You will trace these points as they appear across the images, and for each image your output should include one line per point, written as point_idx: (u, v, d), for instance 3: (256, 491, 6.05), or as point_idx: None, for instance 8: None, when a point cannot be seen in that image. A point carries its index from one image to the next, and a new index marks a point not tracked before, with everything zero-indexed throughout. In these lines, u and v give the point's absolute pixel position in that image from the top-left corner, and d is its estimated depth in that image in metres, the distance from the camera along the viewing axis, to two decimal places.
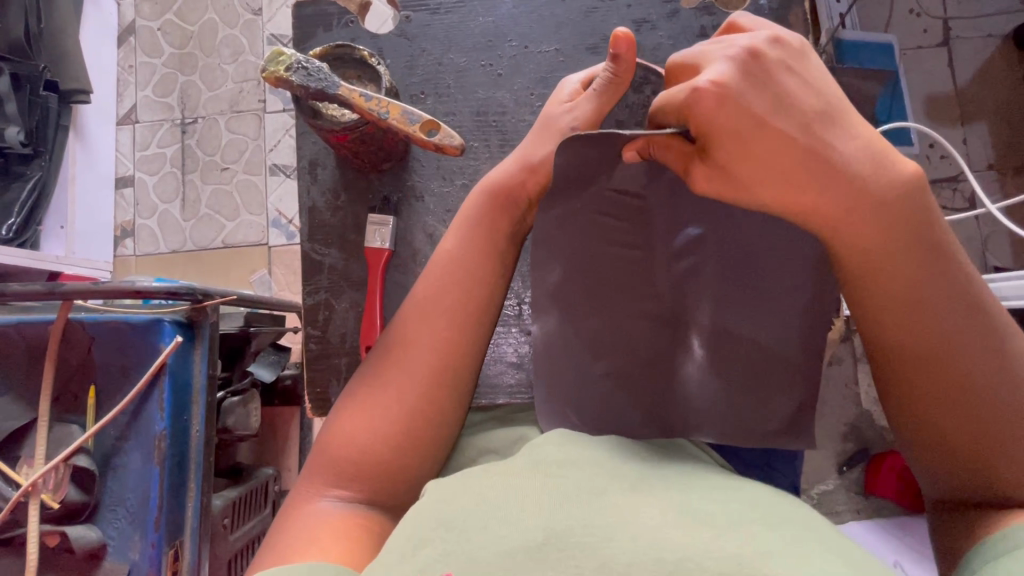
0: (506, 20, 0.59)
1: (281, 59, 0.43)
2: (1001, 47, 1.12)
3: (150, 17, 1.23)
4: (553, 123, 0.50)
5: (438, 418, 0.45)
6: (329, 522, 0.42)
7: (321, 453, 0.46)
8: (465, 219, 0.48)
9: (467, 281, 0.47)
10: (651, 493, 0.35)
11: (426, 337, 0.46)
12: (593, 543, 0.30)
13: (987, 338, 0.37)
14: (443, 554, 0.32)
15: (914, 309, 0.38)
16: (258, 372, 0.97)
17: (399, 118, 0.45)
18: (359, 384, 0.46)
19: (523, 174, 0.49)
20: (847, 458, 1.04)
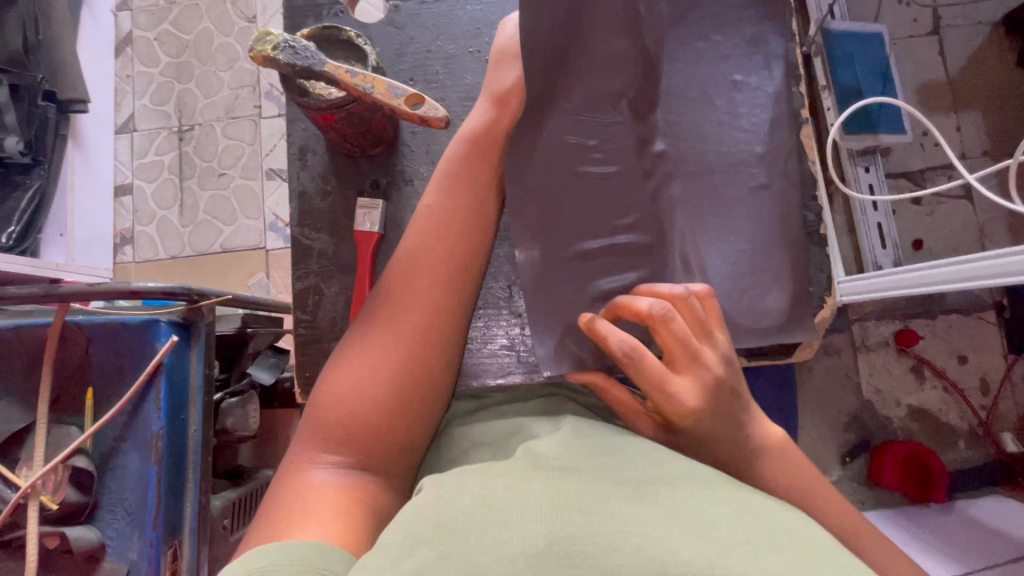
0: (492, 8, 0.59)
1: (269, 38, 0.43)
2: (992, 34, 1.13)
3: (147, 27, 1.25)
4: (508, 49, 0.52)
5: (428, 375, 0.46)
6: (324, 494, 0.41)
7: (310, 422, 0.45)
8: (444, 173, 0.50)
9: (451, 233, 0.49)
10: (655, 503, 0.35)
11: (413, 294, 0.47)
12: (597, 554, 0.30)
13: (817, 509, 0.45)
14: (438, 555, 0.31)
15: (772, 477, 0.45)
16: (258, 376, 0.94)
17: (384, 93, 0.46)
18: (347, 346, 0.47)
19: (496, 113, 0.51)
20: (849, 448, 1.03)
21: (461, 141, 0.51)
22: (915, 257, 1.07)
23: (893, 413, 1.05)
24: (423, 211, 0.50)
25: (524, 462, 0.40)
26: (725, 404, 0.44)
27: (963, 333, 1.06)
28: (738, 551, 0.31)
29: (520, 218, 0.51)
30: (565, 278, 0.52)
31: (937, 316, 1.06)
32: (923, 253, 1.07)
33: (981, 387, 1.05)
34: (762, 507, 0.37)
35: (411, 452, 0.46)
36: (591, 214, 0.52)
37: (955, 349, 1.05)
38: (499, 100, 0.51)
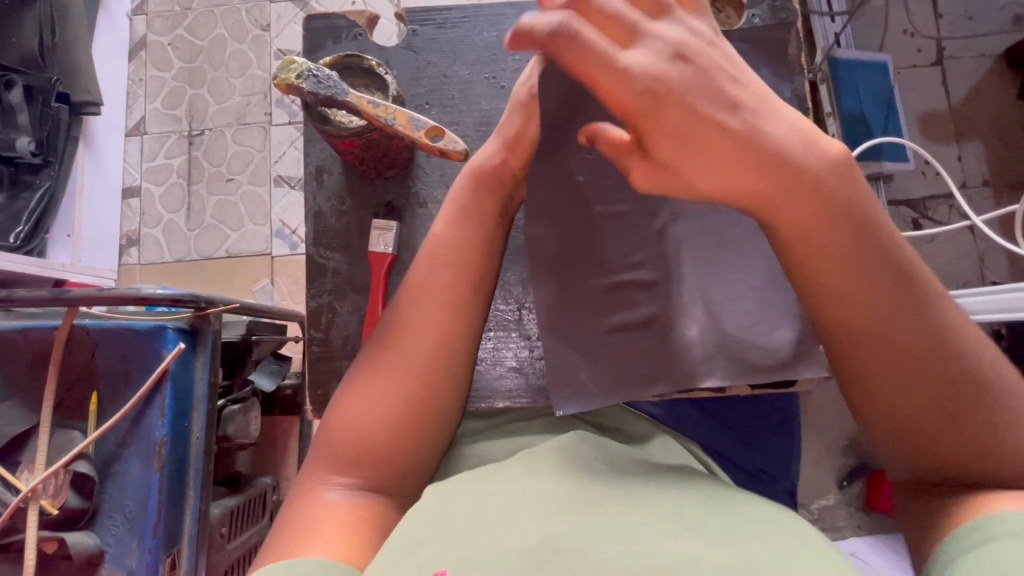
0: (509, 34, 0.60)
1: (292, 67, 0.45)
2: (993, 67, 1.14)
3: (161, 31, 1.26)
4: (519, 97, 0.53)
5: (436, 401, 0.46)
6: (335, 514, 0.42)
7: (323, 444, 0.46)
8: (453, 203, 0.50)
9: (459, 261, 0.48)
10: (656, 504, 0.36)
11: (421, 322, 0.47)
12: (583, 547, 0.31)
13: (909, 303, 0.37)
14: (440, 553, 0.32)
15: (897, 361, 0.37)
16: (258, 381, 0.97)
17: (405, 124, 0.47)
18: (358, 369, 0.47)
19: (504, 152, 0.52)
20: (848, 472, 1.04)
21: (466, 176, 0.51)
22: None
23: None
24: (431, 241, 0.49)
25: (521, 465, 0.41)
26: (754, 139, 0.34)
27: None
28: (724, 545, 0.31)
29: (538, 251, 0.53)
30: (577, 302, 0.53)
31: None
32: None
33: None
34: (761, 504, 0.37)
35: (421, 474, 0.46)
36: (603, 242, 0.54)
37: None
38: (510, 140, 0.52)
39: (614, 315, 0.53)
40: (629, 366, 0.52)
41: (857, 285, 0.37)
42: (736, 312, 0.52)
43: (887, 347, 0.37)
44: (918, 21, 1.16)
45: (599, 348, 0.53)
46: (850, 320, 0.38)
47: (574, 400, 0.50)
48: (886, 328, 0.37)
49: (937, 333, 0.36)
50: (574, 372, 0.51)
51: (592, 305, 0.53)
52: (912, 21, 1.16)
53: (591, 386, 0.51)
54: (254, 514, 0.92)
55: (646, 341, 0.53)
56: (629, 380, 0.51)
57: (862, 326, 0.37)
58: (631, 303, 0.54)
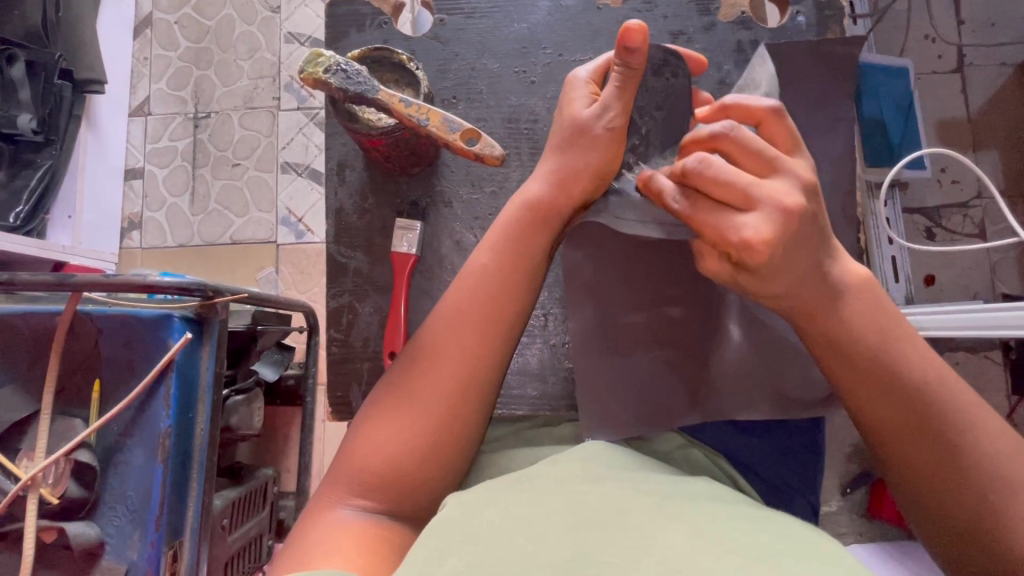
0: (541, 27, 0.58)
1: (319, 60, 0.43)
2: (1013, 75, 1.13)
3: (168, 10, 1.23)
4: (589, 130, 0.47)
5: (465, 432, 0.45)
6: (350, 533, 0.41)
7: (344, 464, 0.45)
8: (500, 230, 0.48)
9: (497, 289, 0.47)
10: (688, 514, 0.35)
11: (456, 351, 0.46)
12: (618, 564, 0.30)
13: (938, 413, 0.44)
14: (469, 564, 0.31)
15: (921, 447, 0.45)
16: (262, 371, 0.96)
17: (439, 125, 0.45)
18: (383, 394, 0.46)
19: (562, 187, 0.48)
20: (852, 480, 1.03)
21: (517, 206, 0.49)
22: (926, 293, 1.08)
23: None
24: (476, 269, 0.48)
25: (548, 477, 0.39)
26: (802, 267, 0.43)
27: (969, 371, 1.06)
28: (765, 558, 0.30)
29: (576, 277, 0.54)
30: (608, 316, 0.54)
31: (945, 352, 1.06)
32: (934, 289, 1.08)
33: None
34: (802, 526, 0.36)
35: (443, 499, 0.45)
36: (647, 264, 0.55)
37: None
38: (568, 172, 0.48)
39: (650, 338, 0.54)
40: (657, 389, 0.53)
41: (894, 395, 0.45)
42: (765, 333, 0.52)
43: (914, 435, 0.45)
44: (941, 26, 1.14)
45: (632, 374, 0.54)
46: (880, 413, 0.46)
47: (607, 428, 0.51)
48: (918, 420, 0.45)
49: (961, 428, 0.44)
50: (606, 398, 0.52)
51: (629, 330, 0.54)
52: (934, 26, 1.14)
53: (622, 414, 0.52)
54: (256, 506, 0.91)
55: (674, 367, 0.54)
56: (664, 405, 0.53)
57: (894, 418, 0.45)
58: (667, 323, 0.54)
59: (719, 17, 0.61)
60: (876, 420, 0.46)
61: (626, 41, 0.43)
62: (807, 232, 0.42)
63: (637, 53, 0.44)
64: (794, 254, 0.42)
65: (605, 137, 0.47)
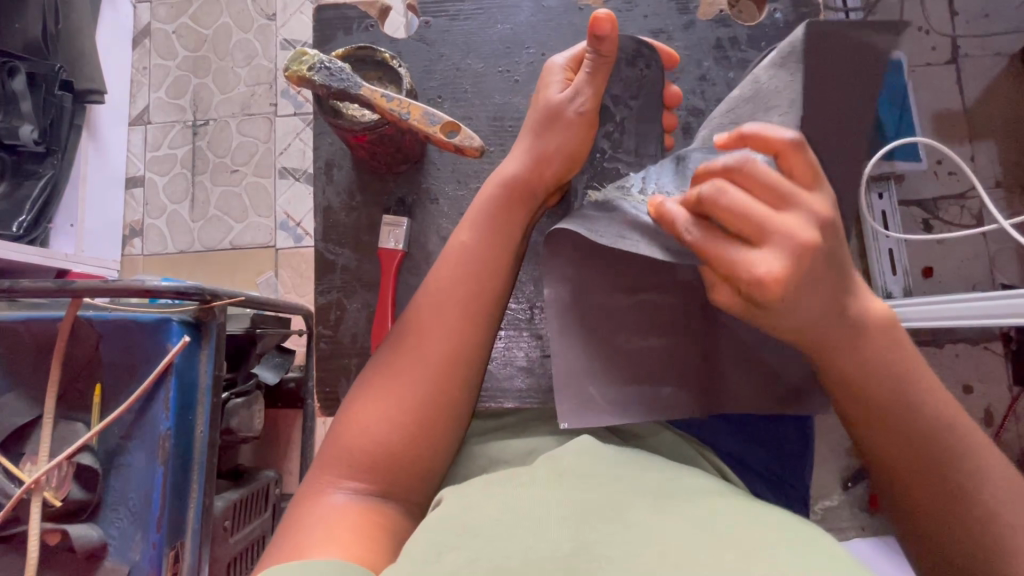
0: (525, 27, 0.59)
1: (304, 59, 0.44)
2: (1008, 66, 1.13)
3: (166, 20, 1.25)
4: (562, 114, 0.49)
5: (452, 408, 0.46)
6: (343, 518, 0.42)
7: (334, 447, 0.45)
8: (479, 211, 0.49)
9: (480, 267, 0.48)
10: (675, 506, 0.35)
11: (440, 326, 0.47)
12: (617, 557, 0.30)
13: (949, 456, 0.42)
14: (469, 556, 0.31)
15: (926, 497, 0.43)
16: (262, 374, 0.96)
17: (419, 119, 0.46)
18: (372, 375, 0.47)
19: (536, 166, 0.49)
20: (852, 474, 1.02)
21: (495, 184, 0.50)
22: (924, 285, 1.07)
23: None
24: (456, 248, 0.49)
25: (544, 470, 0.40)
26: (820, 306, 0.39)
27: (969, 363, 1.05)
28: (760, 545, 0.30)
29: (553, 254, 0.49)
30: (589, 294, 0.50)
31: (944, 345, 1.05)
32: (933, 281, 1.07)
33: (986, 417, 1.04)
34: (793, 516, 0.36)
35: (432, 477, 0.46)
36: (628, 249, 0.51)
37: (961, 378, 1.04)
38: (543, 153, 0.49)
39: (638, 322, 0.52)
40: (644, 373, 0.50)
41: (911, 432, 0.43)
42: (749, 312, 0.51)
43: (919, 481, 0.43)
44: (933, 19, 1.14)
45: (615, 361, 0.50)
46: (891, 453, 0.44)
47: (588, 415, 0.47)
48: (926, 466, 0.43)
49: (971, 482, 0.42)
50: (585, 380, 0.48)
51: (608, 319, 0.51)
52: (927, 18, 1.14)
53: (601, 400, 0.48)
54: (257, 507, 0.92)
55: (658, 359, 0.51)
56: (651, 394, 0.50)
57: (902, 459, 0.43)
58: (657, 308, 0.52)
59: (700, 14, 0.62)
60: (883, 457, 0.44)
61: (595, 29, 0.46)
62: (813, 268, 0.38)
63: (607, 40, 0.47)
64: (798, 292, 0.38)
65: (579, 120, 0.49)
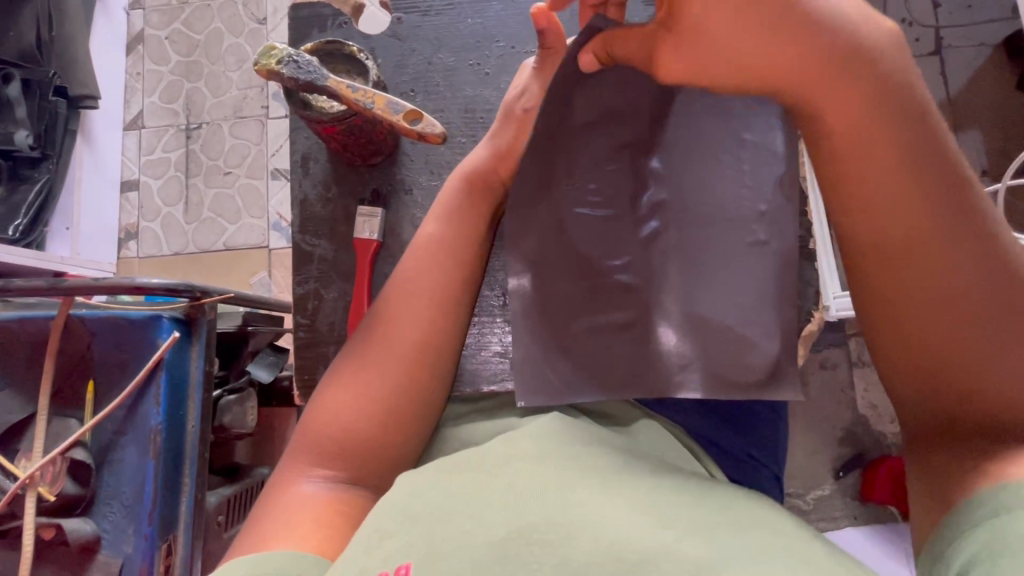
0: (495, 22, 0.60)
1: (273, 53, 0.46)
2: (991, 56, 1.14)
3: (158, 26, 1.27)
4: (511, 110, 0.52)
5: (419, 398, 0.47)
6: (311, 508, 0.43)
7: (305, 436, 0.47)
8: (446, 204, 0.51)
9: (446, 260, 0.49)
10: (625, 489, 0.35)
11: (407, 317, 0.48)
12: (555, 540, 0.31)
13: (957, 215, 0.35)
14: (408, 544, 0.33)
15: (930, 270, 0.36)
16: (256, 373, 0.94)
17: (384, 109, 0.47)
18: (342, 365, 0.48)
19: (493, 161, 0.51)
20: (843, 462, 1.03)
21: (458, 178, 0.52)
22: None
23: (887, 428, 1.03)
24: (424, 241, 0.50)
25: (500, 452, 0.40)
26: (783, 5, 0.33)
27: None
28: (697, 537, 0.31)
29: (516, 247, 0.49)
30: (546, 282, 0.51)
31: None
32: None
33: None
34: (738, 500, 0.36)
35: (401, 465, 0.47)
36: (590, 235, 0.52)
37: None
38: (501, 149, 0.52)
39: (595, 309, 0.52)
40: (599, 361, 0.51)
41: (915, 183, 0.35)
42: (711, 299, 0.52)
43: (920, 258, 0.36)
44: (916, 10, 1.15)
45: (578, 347, 0.51)
46: (886, 230, 0.37)
47: (543, 394, 0.48)
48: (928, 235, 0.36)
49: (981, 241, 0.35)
50: (542, 362, 0.49)
51: (569, 301, 0.51)
52: (909, 10, 1.15)
53: (557, 382, 0.49)
54: (251, 503, 0.93)
55: (626, 343, 0.52)
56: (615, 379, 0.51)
57: (899, 230, 0.36)
58: (610, 295, 0.52)
59: None
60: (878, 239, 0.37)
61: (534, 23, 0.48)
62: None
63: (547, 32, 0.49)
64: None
65: (524, 116, 0.52)
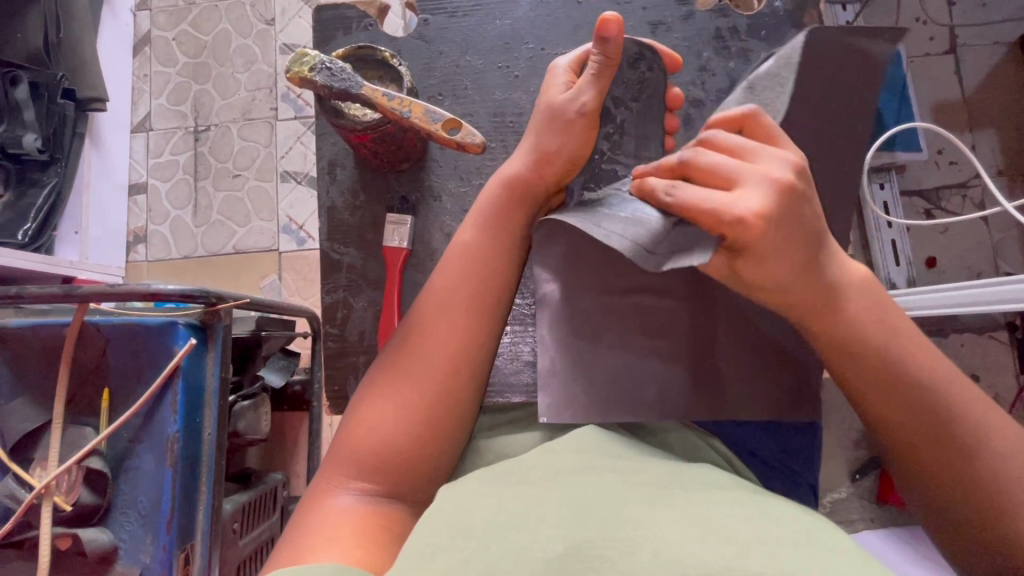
0: (523, 23, 0.59)
1: (305, 60, 0.45)
2: (1008, 54, 1.13)
3: (165, 27, 1.26)
4: (563, 114, 0.50)
5: (457, 408, 0.47)
6: (349, 522, 0.42)
7: (341, 448, 0.46)
8: (482, 210, 0.50)
9: (483, 266, 0.49)
10: (675, 500, 0.35)
11: (445, 327, 0.47)
12: (614, 556, 0.30)
13: (948, 409, 0.41)
14: (464, 559, 0.31)
15: (938, 454, 0.40)
16: (268, 377, 0.97)
17: (421, 117, 0.47)
18: (379, 375, 0.48)
19: (536, 165, 0.50)
20: (860, 465, 1.02)
21: (496, 184, 0.51)
22: (928, 275, 1.07)
23: None
24: (459, 247, 0.50)
25: (545, 468, 0.39)
26: (798, 246, 0.39)
27: (976, 352, 1.04)
28: (755, 549, 0.30)
29: (544, 259, 0.50)
30: (575, 293, 0.50)
31: (949, 334, 1.05)
32: (936, 271, 1.07)
33: None
34: (791, 512, 0.35)
35: (438, 478, 0.46)
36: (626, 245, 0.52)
37: (967, 367, 1.04)
38: (544, 153, 0.50)
39: (625, 320, 0.51)
40: (629, 374, 0.50)
41: (906, 389, 0.41)
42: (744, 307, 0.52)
43: (930, 443, 0.41)
44: (931, 9, 1.14)
45: (612, 362, 0.50)
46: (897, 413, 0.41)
47: (567, 411, 0.48)
48: (934, 422, 0.41)
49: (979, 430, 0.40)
50: (569, 377, 0.49)
51: (603, 318, 0.51)
52: (925, 9, 1.14)
53: (583, 397, 0.48)
54: (266, 509, 0.92)
55: (661, 357, 0.51)
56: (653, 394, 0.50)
57: (909, 422, 0.41)
58: (644, 308, 0.52)
59: (697, 6, 0.62)
60: (892, 423, 0.42)
61: (602, 31, 0.47)
62: (785, 222, 0.38)
63: (612, 43, 0.47)
64: (780, 243, 0.38)
65: (579, 119, 0.50)
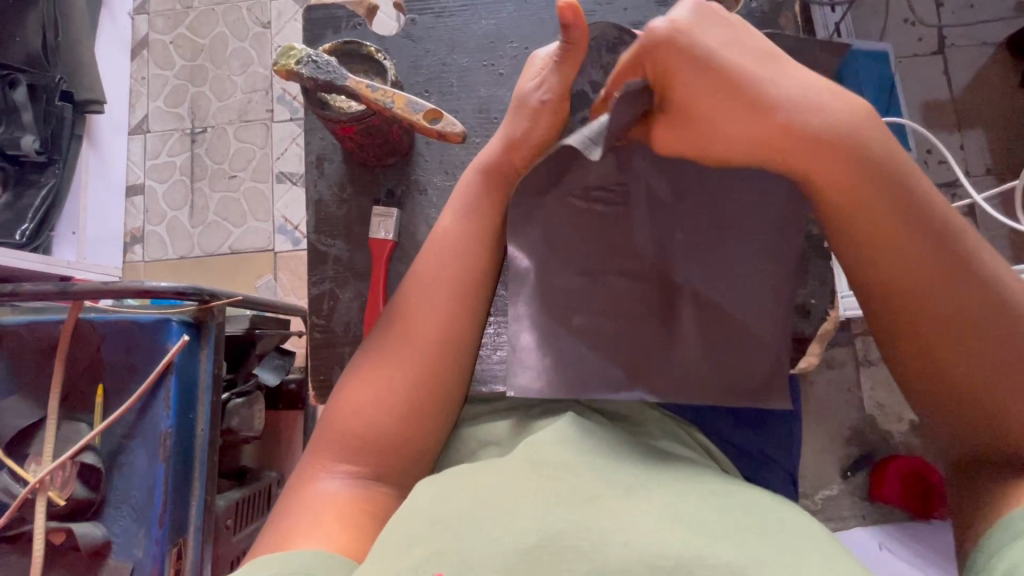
0: (507, 23, 0.61)
1: (292, 52, 0.46)
2: (996, 55, 1.14)
3: (163, 30, 1.27)
4: (526, 102, 0.51)
5: (441, 392, 0.48)
6: (333, 507, 0.44)
7: (326, 433, 0.48)
8: (461, 197, 0.52)
9: (465, 251, 0.50)
10: (651, 490, 0.36)
11: (427, 309, 0.49)
12: (586, 547, 0.31)
13: (952, 272, 0.39)
14: (437, 552, 0.33)
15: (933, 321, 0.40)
16: (263, 376, 0.93)
17: (403, 108, 0.47)
18: (364, 358, 0.49)
19: (507, 151, 0.52)
20: (851, 463, 1.02)
21: (473, 172, 0.53)
22: None
23: (895, 427, 1.03)
24: (440, 232, 0.51)
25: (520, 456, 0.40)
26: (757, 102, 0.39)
27: None
28: (722, 539, 0.31)
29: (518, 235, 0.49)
30: (557, 274, 0.49)
31: None
32: None
33: None
34: (757, 499, 0.36)
35: (419, 462, 0.47)
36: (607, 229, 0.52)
37: None
38: (512, 138, 0.52)
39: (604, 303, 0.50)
40: (603, 361, 0.49)
41: (901, 257, 0.40)
42: (717, 298, 0.51)
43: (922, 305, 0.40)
44: (920, 10, 1.15)
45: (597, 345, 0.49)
46: (876, 277, 0.41)
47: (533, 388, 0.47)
48: (916, 282, 0.40)
49: (984, 283, 0.39)
50: (535, 355, 0.48)
51: (580, 298, 0.50)
52: (913, 10, 1.15)
53: (552, 375, 0.47)
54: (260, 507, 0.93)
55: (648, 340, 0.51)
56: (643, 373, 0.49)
57: (905, 294, 0.40)
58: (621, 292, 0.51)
59: None
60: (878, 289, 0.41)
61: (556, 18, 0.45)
62: (732, 74, 0.39)
63: (573, 28, 0.46)
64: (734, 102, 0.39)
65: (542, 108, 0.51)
